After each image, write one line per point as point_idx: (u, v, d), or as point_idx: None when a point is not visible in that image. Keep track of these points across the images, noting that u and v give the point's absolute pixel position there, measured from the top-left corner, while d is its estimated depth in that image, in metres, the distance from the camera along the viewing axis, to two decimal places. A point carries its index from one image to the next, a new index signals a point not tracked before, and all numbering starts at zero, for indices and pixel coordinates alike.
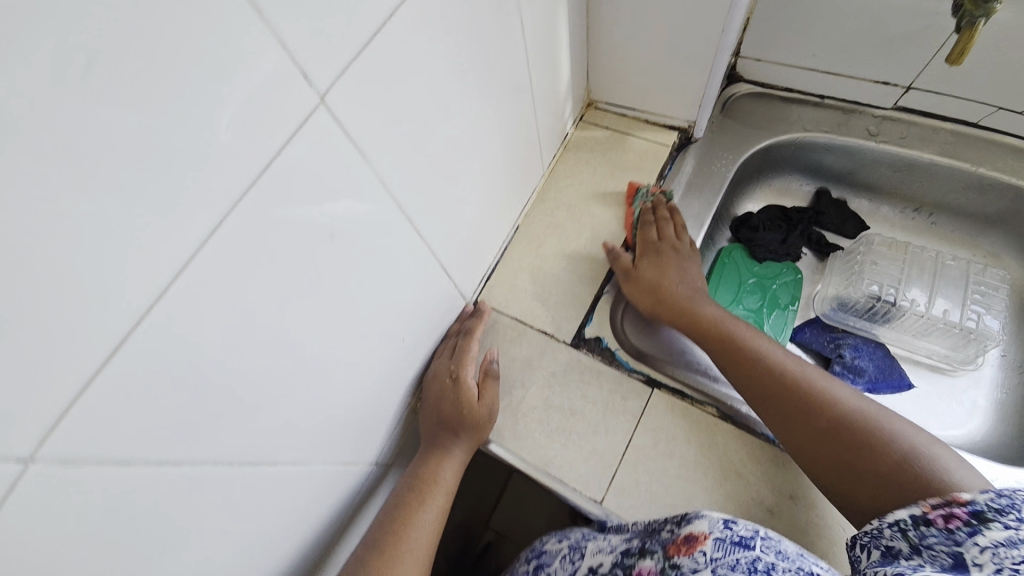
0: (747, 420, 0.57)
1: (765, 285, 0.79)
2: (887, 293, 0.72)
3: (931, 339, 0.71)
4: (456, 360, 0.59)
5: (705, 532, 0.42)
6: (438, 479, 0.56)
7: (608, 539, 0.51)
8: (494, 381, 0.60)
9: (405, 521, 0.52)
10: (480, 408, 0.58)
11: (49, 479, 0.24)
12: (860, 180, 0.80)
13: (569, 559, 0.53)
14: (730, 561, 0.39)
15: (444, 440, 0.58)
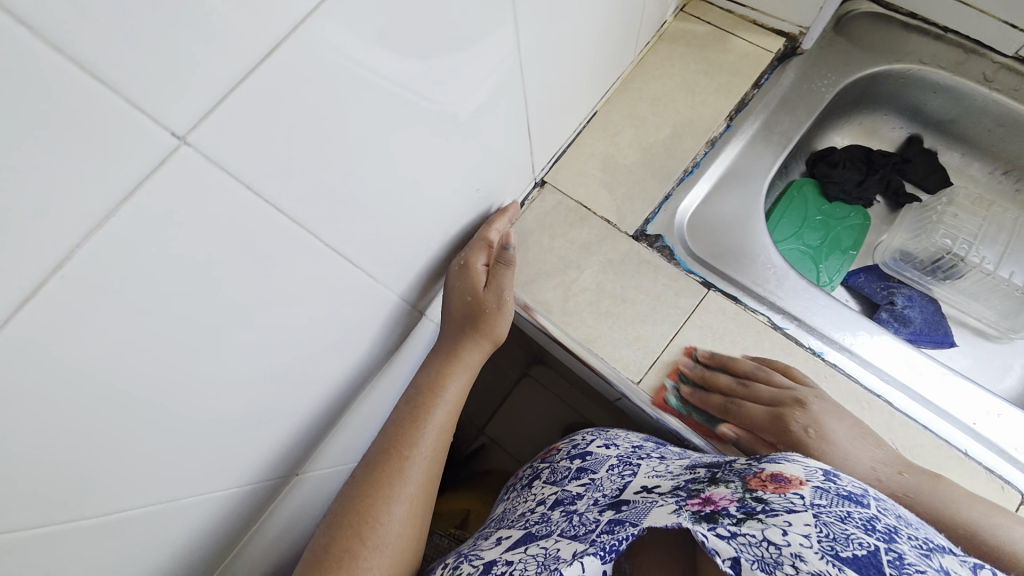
0: (797, 336, 0.57)
1: (829, 223, 0.76)
2: (959, 247, 0.71)
3: (989, 302, 0.71)
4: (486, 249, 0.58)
5: (800, 479, 0.42)
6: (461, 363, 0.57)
7: (665, 469, 0.52)
8: (507, 268, 0.59)
9: (431, 395, 0.55)
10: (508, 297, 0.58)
11: (193, 168, 0.25)
12: (957, 132, 0.76)
13: (617, 469, 0.56)
14: (840, 512, 0.38)
15: (470, 327, 0.58)
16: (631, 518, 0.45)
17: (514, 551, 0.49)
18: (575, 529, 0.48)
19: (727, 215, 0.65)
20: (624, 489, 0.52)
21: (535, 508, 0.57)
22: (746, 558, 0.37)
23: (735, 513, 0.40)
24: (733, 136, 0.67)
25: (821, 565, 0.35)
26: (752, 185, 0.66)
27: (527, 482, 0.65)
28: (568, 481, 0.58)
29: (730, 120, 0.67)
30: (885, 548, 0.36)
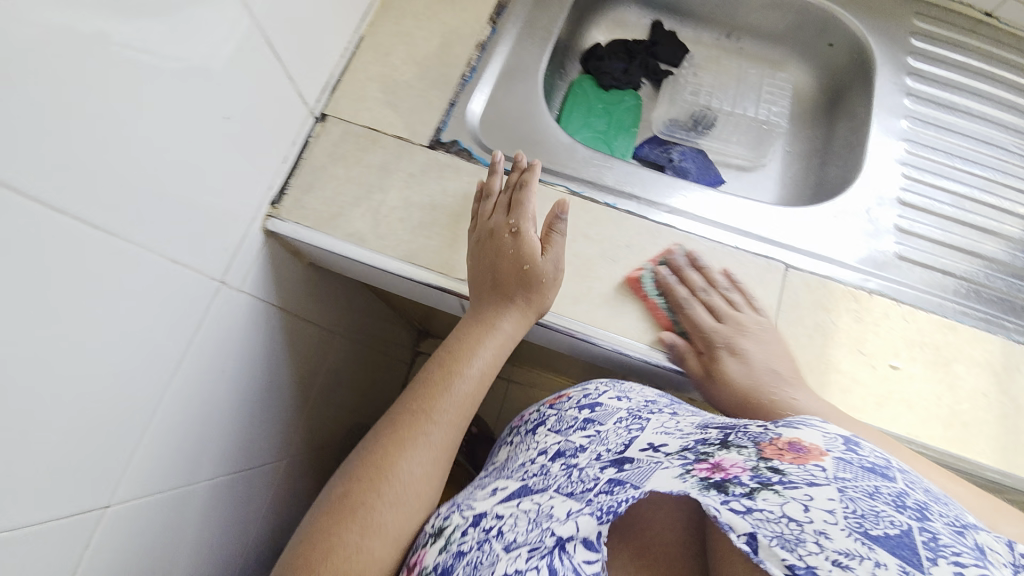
0: (593, 197, 0.63)
1: (610, 106, 0.86)
2: (705, 104, 0.86)
3: (740, 140, 0.84)
4: (515, 213, 0.57)
5: (821, 450, 0.41)
6: (470, 361, 0.57)
7: (675, 425, 0.52)
8: (558, 236, 0.57)
9: (433, 398, 0.54)
10: (545, 266, 0.56)
11: None
12: (685, 8, 0.87)
13: (624, 423, 0.56)
14: (868, 488, 0.37)
15: (496, 307, 0.57)
16: (632, 480, 0.45)
17: (509, 502, 0.50)
18: (573, 485, 0.49)
19: (515, 110, 0.68)
20: (628, 444, 0.51)
21: (536, 457, 0.56)
22: (764, 534, 0.36)
23: (749, 483, 0.39)
24: (500, 38, 0.70)
25: (848, 544, 0.34)
26: (529, 79, 0.70)
27: (532, 426, 0.64)
28: (571, 431, 0.58)
29: (493, 22, 0.70)
30: (919, 527, 0.35)
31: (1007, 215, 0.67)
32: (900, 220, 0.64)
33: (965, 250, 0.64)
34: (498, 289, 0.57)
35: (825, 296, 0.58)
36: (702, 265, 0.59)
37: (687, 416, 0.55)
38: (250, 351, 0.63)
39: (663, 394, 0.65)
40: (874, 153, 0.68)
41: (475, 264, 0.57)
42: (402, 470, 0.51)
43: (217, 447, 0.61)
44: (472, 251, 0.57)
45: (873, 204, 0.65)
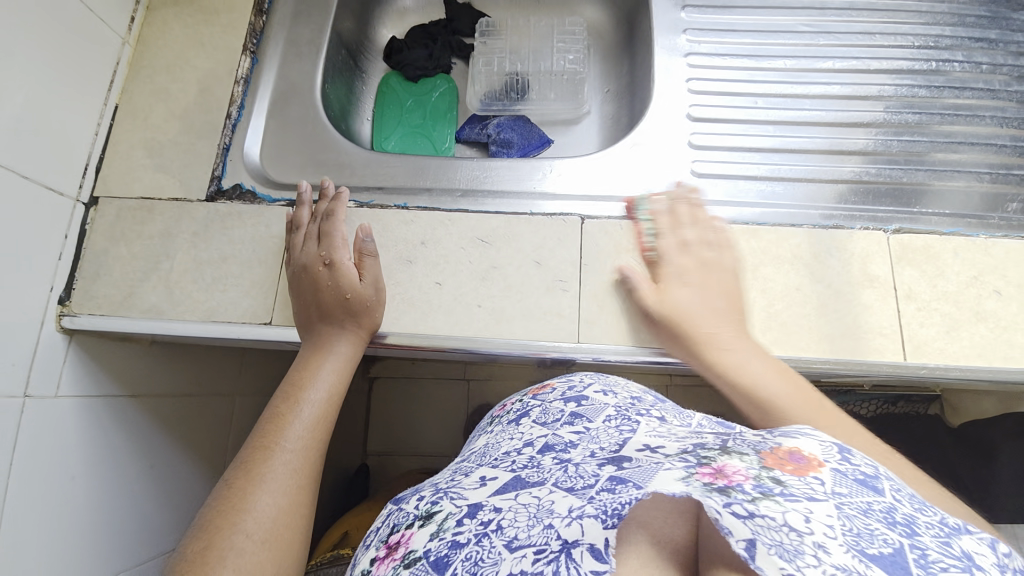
0: (383, 202, 0.61)
1: (422, 97, 0.84)
2: (517, 70, 0.84)
3: (557, 98, 0.83)
4: (325, 245, 0.55)
5: (818, 459, 0.33)
6: (314, 372, 0.52)
7: (671, 431, 0.42)
8: (371, 258, 0.55)
9: (288, 405, 0.50)
10: (363, 288, 0.54)
11: None
12: None
13: (614, 422, 0.45)
14: (860, 503, 0.31)
15: (330, 328, 0.54)
16: (636, 479, 0.36)
17: (505, 494, 0.38)
18: (572, 480, 0.38)
19: (296, 136, 0.66)
20: (623, 443, 0.41)
21: (521, 449, 0.44)
22: (764, 542, 0.29)
23: (751, 492, 0.31)
24: (263, 65, 0.68)
25: (846, 560, 0.27)
26: (306, 100, 0.68)
27: (510, 418, 0.52)
28: (559, 424, 0.46)
29: (252, 51, 0.68)
30: (910, 543, 0.28)
31: (802, 101, 0.67)
32: (692, 137, 0.65)
33: (760, 148, 0.64)
34: (318, 307, 0.54)
35: (622, 238, 0.58)
36: (498, 240, 0.58)
37: (681, 426, 0.45)
38: (105, 446, 0.63)
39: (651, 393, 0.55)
40: (659, 78, 0.69)
41: (299, 290, 0.54)
42: (256, 504, 0.42)
43: (91, 550, 0.61)
44: (294, 279, 0.54)
45: (665, 128, 0.66)
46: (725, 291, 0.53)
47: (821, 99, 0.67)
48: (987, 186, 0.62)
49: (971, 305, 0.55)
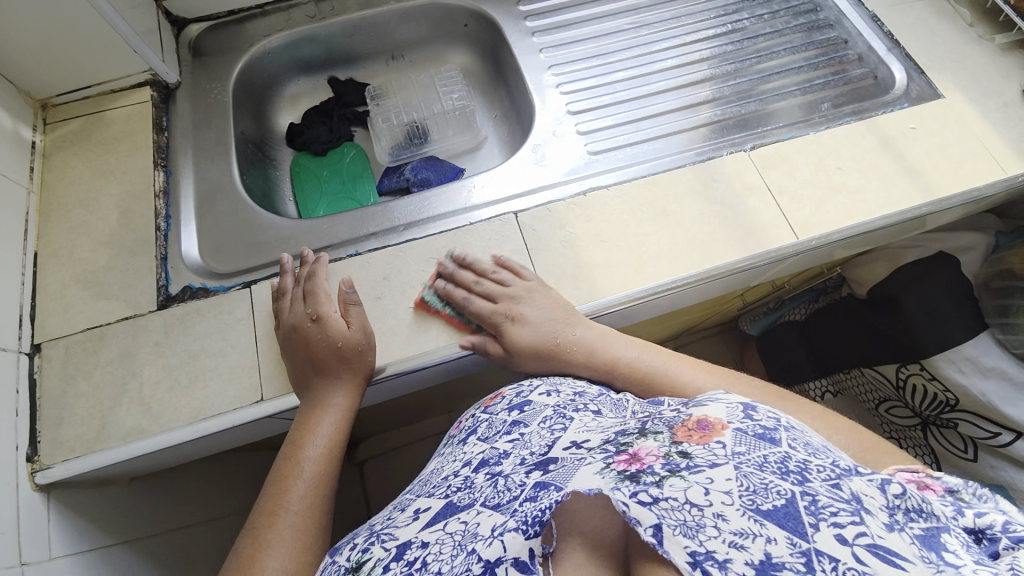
0: (335, 254, 0.65)
1: (336, 163, 0.91)
2: (413, 118, 0.93)
3: (457, 131, 0.93)
4: (309, 304, 0.58)
5: (722, 424, 0.40)
6: (316, 423, 0.54)
7: (600, 423, 0.48)
8: (358, 306, 0.59)
9: (291, 465, 0.52)
10: (352, 337, 0.56)
11: None
12: (344, 55, 0.94)
13: (550, 422, 0.50)
14: (757, 458, 0.36)
15: (325, 382, 0.55)
16: (556, 482, 0.40)
17: (434, 526, 0.42)
18: (499, 496, 0.42)
19: (231, 226, 0.69)
20: (553, 445, 0.46)
21: (459, 471, 0.48)
22: (669, 525, 0.33)
23: (660, 472, 0.36)
24: (178, 175, 0.71)
25: (742, 521, 0.33)
26: (229, 193, 0.71)
27: (462, 437, 0.55)
28: (498, 437, 0.51)
29: (163, 167, 0.71)
30: (801, 491, 0.34)
31: (650, 76, 0.82)
32: (579, 126, 0.77)
33: (632, 120, 0.78)
34: (308, 364, 0.56)
35: (553, 217, 0.66)
36: (451, 254, 0.64)
37: (614, 415, 0.50)
38: None
39: (596, 382, 0.58)
40: (536, 90, 0.81)
41: (290, 350, 0.57)
42: (266, 563, 0.45)
43: None
44: (283, 341, 0.57)
45: (555, 126, 0.77)
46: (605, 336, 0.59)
47: (663, 70, 0.83)
48: (803, 96, 0.79)
49: (826, 182, 0.70)
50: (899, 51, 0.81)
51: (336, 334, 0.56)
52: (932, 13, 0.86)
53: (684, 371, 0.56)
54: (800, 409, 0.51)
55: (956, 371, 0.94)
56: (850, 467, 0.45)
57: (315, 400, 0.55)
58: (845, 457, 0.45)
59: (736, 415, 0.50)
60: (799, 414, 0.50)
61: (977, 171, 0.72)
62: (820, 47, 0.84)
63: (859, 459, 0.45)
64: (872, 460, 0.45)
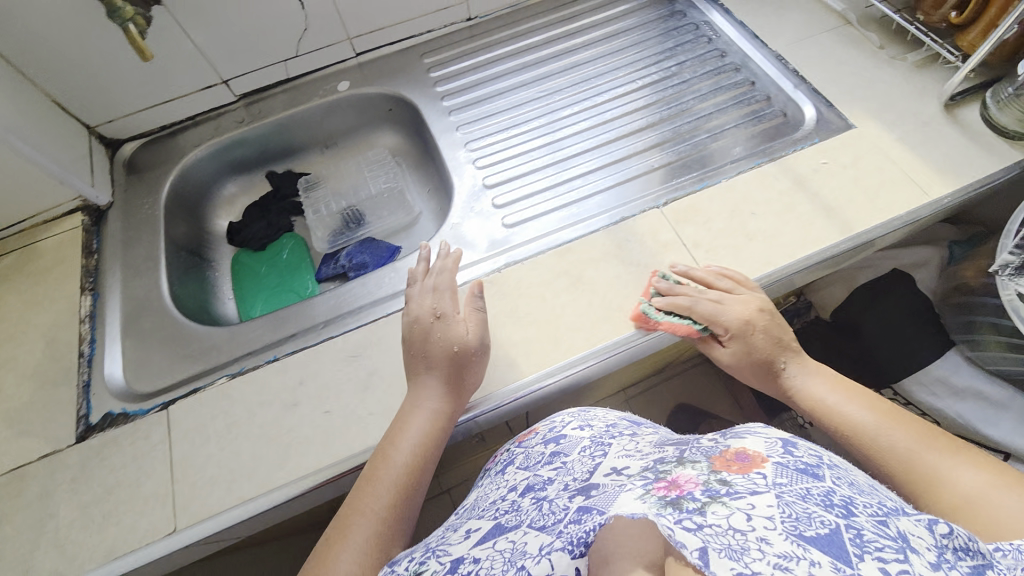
0: (255, 362, 0.66)
1: (274, 256, 0.93)
2: (348, 205, 0.96)
3: (391, 211, 0.96)
4: (439, 300, 0.63)
5: (762, 456, 0.39)
6: (398, 434, 0.56)
7: (638, 448, 0.50)
8: (478, 353, 0.60)
9: (341, 520, 0.51)
10: (466, 336, 0.60)
11: None
12: (277, 151, 0.98)
13: (590, 450, 0.52)
14: (800, 490, 0.35)
15: (422, 377, 0.59)
16: (598, 506, 0.41)
17: (484, 543, 0.45)
18: (543, 518, 0.44)
19: (155, 343, 0.69)
20: (595, 471, 0.48)
21: (505, 495, 0.52)
22: (713, 547, 0.32)
23: (701, 498, 0.36)
24: (105, 298, 0.73)
25: (785, 546, 0.31)
26: (156, 308, 0.73)
27: (499, 467, 0.60)
28: (539, 466, 0.54)
29: (89, 290, 0.73)
30: (844, 523, 0.33)
31: (561, 143, 0.84)
32: (492, 200, 0.78)
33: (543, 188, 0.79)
34: (417, 361, 0.59)
35: (469, 300, 0.66)
36: (367, 350, 0.64)
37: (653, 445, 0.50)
38: None
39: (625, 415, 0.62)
40: (453, 167, 0.83)
41: (412, 340, 0.61)
42: None
43: None
44: (404, 329, 0.62)
45: (470, 202, 0.78)
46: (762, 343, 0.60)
47: (573, 135, 0.85)
48: (712, 144, 0.80)
49: (740, 229, 0.69)
50: (805, 86, 0.81)
51: (455, 341, 0.59)
52: (840, 41, 0.85)
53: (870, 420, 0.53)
54: (908, 419, 0.53)
55: (928, 393, 0.90)
56: (904, 467, 0.50)
57: (417, 392, 0.58)
58: (965, 476, 0.46)
59: (833, 420, 0.55)
60: (857, 399, 0.56)
61: (897, 199, 0.70)
62: (726, 91, 0.85)
63: (966, 468, 0.47)
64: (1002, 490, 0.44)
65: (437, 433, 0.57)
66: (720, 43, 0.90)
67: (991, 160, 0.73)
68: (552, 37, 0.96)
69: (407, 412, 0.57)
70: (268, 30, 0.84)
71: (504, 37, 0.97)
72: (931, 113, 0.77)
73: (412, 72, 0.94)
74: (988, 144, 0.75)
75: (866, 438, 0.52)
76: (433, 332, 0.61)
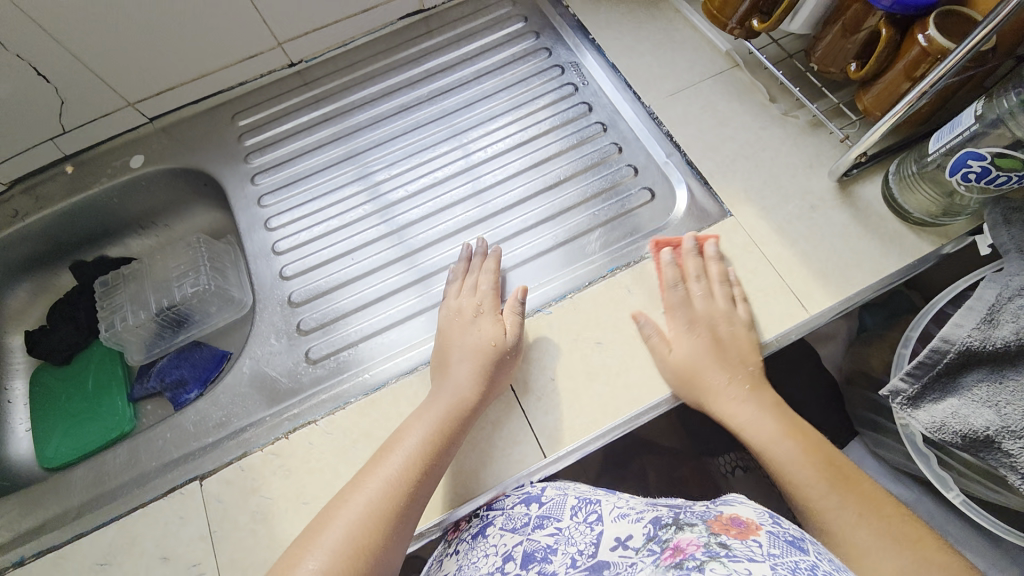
0: None
1: (78, 379, 0.79)
2: (158, 307, 0.78)
3: (213, 308, 0.80)
4: (482, 295, 0.60)
5: (757, 525, 0.39)
6: (404, 434, 0.52)
7: (630, 506, 0.48)
8: (512, 358, 0.57)
9: (304, 545, 0.45)
10: (508, 336, 0.57)
11: None
12: (77, 240, 0.82)
13: (582, 515, 0.48)
14: (789, 563, 0.33)
15: (456, 361, 0.56)
16: None
17: None
18: None
19: None
20: (600, 545, 0.44)
21: (503, 569, 0.45)
22: None
23: (701, 557, 0.34)
24: None
25: None
26: None
27: (472, 533, 0.51)
28: (530, 529, 0.48)
29: None
30: None
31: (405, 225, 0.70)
32: (300, 323, 0.64)
33: (358, 306, 0.65)
34: (444, 350, 0.57)
35: (245, 479, 0.54)
36: (119, 553, 0.52)
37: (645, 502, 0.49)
38: None
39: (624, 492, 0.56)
40: (254, 274, 0.68)
41: (457, 317, 0.60)
42: None
43: None
44: (443, 315, 0.61)
45: (269, 324, 0.64)
46: (701, 345, 0.55)
47: (406, 228, 0.70)
48: (565, 237, 0.66)
49: (581, 367, 0.57)
50: (682, 156, 0.67)
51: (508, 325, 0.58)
52: (724, 93, 0.70)
53: (778, 433, 0.51)
54: (813, 457, 0.50)
55: None
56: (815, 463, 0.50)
57: (420, 414, 0.53)
58: (882, 559, 0.43)
59: (755, 441, 0.52)
60: (747, 401, 0.53)
61: (769, 315, 0.58)
62: (589, 162, 0.70)
63: (876, 541, 0.44)
64: (903, 556, 0.43)
65: (416, 438, 0.51)
66: (588, 93, 0.75)
67: (889, 254, 0.60)
68: (389, 89, 0.80)
69: (401, 436, 0.51)
70: (13, 109, 0.68)
71: (333, 88, 0.80)
72: (822, 192, 0.64)
73: (222, 141, 0.78)
74: (890, 231, 0.62)
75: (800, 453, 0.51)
76: (485, 311, 0.59)
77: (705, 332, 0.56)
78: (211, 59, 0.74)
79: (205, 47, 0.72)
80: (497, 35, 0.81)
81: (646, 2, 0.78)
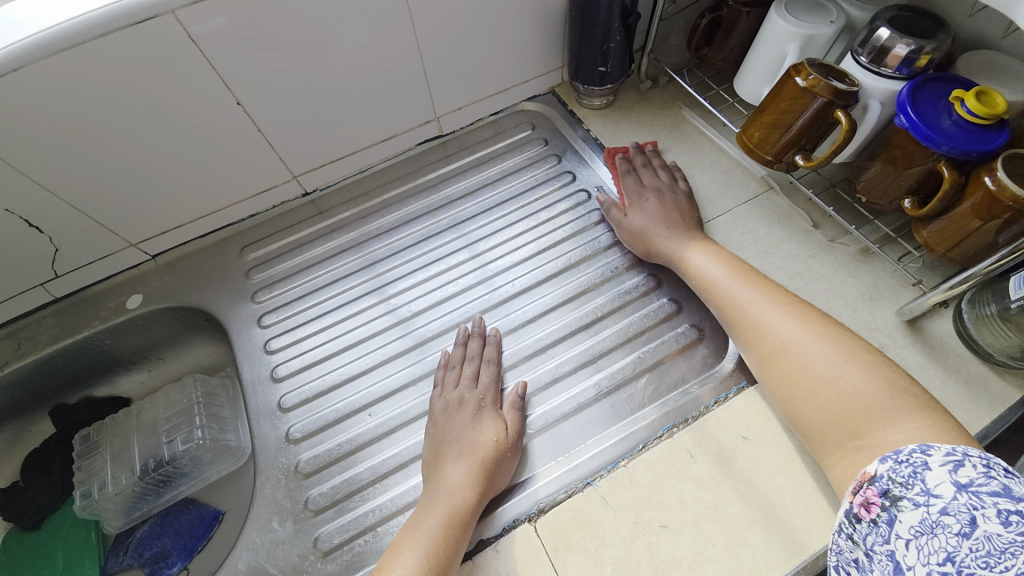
0: None
1: (41, 558, 0.66)
2: (147, 465, 0.69)
3: (207, 461, 0.70)
4: (478, 387, 0.57)
5: None
6: (397, 548, 0.46)
7: None
8: (512, 457, 0.53)
9: None
10: (505, 432, 0.54)
11: None
12: (59, 387, 0.73)
13: None
14: None
15: (450, 462, 0.51)
16: None
17: None
18: None
19: None
20: None
21: None
22: None
23: None
24: None
25: None
26: None
27: None
28: None
29: None
30: None
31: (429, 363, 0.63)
32: (308, 500, 0.55)
33: (377, 478, 0.56)
34: (436, 448, 0.53)
35: None
36: None
37: None
38: None
39: None
40: (257, 436, 0.60)
41: (449, 412, 0.56)
42: None
43: None
44: (432, 415, 0.56)
45: (274, 501, 0.56)
46: (664, 211, 0.64)
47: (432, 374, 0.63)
48: (609, 385, 0.59)
49: (647, 562, 0.48)
50: None
51: (501, 421, 0.55)
52: (763, 219, 0.67)
53: (727, 279, 0.56)
54: (787, 305, 0.52)
55: None
56: (824, 375, 0.46)
57: (413, 522, 0.48)
58: (840, 372, 0.46)
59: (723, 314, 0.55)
60: (708, 250, 0.60)
61: None
62: (628, 294, 0.65)
63: (864, 377, 0.45)
64: (849, 365, 0.46)
65: (411, 555, 0.45)
66: None
67: (979, 404, 0.54)
68: (409, 215, 0.76)
69: (394, 558, 0.45)
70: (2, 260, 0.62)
71: (350, 217, 0.76)
72: (889, 329, 0.58)
73: (229, 277, 0.73)
74: (973, 375, 0.56)
75: (780, 353, 0.50)
76: (471, 394, 0.57)
77: (665, 203, 0.65)
78: (223, 195, 0.71)
79: (217, 185, 0.69)
80: (518, 158, 0.79)
81: (669, 125, 0.76)
